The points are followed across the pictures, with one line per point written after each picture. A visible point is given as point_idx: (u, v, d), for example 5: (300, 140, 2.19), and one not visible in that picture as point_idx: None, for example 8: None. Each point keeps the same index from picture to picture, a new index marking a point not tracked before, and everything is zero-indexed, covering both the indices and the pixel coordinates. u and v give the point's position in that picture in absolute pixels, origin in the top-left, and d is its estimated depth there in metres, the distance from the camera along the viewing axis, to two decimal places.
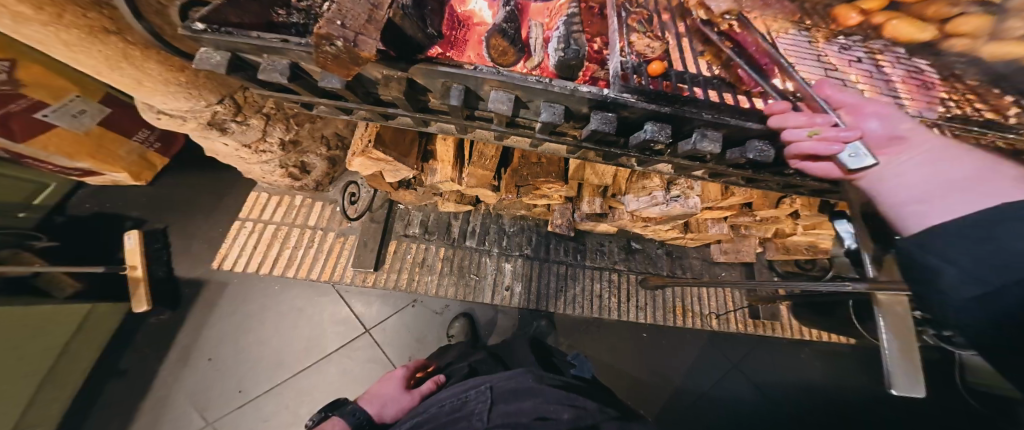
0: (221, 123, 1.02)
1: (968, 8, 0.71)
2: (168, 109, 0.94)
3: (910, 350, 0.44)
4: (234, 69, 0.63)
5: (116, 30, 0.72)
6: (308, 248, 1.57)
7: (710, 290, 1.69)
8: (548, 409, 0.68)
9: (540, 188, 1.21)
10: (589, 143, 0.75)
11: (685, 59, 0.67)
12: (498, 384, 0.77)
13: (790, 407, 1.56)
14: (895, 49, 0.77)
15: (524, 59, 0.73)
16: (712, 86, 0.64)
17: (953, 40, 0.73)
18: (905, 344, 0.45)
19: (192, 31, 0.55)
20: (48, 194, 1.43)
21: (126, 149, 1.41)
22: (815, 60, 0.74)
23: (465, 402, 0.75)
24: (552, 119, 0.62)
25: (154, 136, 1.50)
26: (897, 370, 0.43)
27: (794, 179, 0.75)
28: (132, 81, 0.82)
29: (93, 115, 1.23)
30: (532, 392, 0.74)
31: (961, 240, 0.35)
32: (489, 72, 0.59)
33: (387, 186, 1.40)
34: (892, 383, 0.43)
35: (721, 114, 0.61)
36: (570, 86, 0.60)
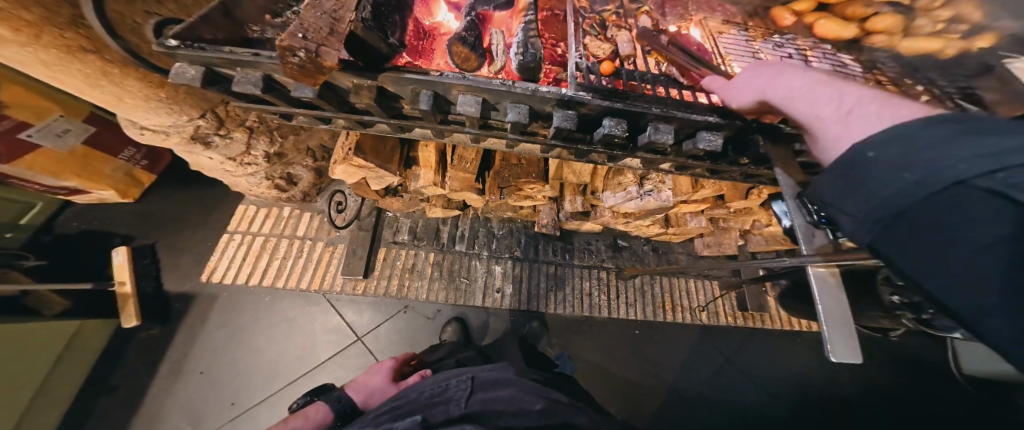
0: (205, 137, 1.04)
1: (880, 9, 0.83)
2: (151, 124, 0.96)
3: (844, 318, 0.47)
4: (210, 83, 0.66)
5: (94, 49, 0.76)
6: (297, 258, 1.58)
7: (697, 283, 1.73)
8: (525, 398, 0.74)
9: (523, 189, 1.24)
10: (558, 141, 0.79)
11: (634, 59, 0.73)
12: (479, 375, 0.82)
13: (786, 402, 1.56)
14: (824, 46, 0.86)
15: (487, 64, 0.75)
16: (661, 83, 0.71)
17: (873, 36, 0.83)
18: (839, 311, 0.48)
19: (166, 47, 0.57)
20: (35, 213, 1.44)
21: (112, 168, 1.42)
22: (750, 56, 0.82)
23: (445, 390, 0.78)
24: (517, 119, 0.65)
25: (141, 154, 1.52)
26: (833, 336, 0.46)
27: (749, 168, 0.81)
28: (113, 98, 0.84)
29: (78, 134, 1.25)
30: (510, 382, 0.80)
31: (842, 187, 0.36)
32: (455, 77, 0.63)
33: (374, 193, 1.41)
34: (831, 350, 0.45)
35: (669, 108, 0.65)
36: (531, 87, 0.63)
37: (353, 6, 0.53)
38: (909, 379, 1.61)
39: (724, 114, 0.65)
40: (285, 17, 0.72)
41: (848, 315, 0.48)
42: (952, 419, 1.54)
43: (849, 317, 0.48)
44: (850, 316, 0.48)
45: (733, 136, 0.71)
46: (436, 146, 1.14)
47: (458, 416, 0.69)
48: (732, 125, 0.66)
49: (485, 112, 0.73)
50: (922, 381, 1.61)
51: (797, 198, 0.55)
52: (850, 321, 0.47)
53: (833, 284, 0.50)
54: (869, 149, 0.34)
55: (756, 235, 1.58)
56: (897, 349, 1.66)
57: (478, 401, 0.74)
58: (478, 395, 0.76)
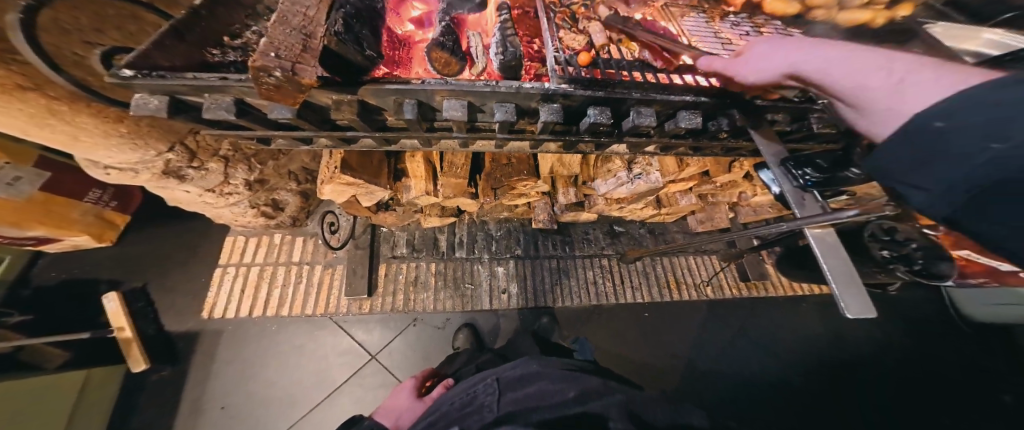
0: (178, 171, 1.00)
1: None
2: (116, 163, 0.91)
3: (851, 275, 0.47)
4: (176, 112, 0.64)
5: (33, 85, 0.69)
6: (297, 284, 1.56)
7: (696, 259, 1.75)
8: (557, 390, 0.75)
9: (516, 188, 1.23)
10: (547, 135, 0.78)
11: (608, 49, 0.73)
12: (503, 375, 0.82)
13: (785, 379, 1.56)
14: (774, 22, 0.92)
15: (468, 66, 0.74)
16: (636, 69, 0.71)
17: (812, 11, 0.89)
18: (845, 269, 0.47)
19: (121, 78, 0.53)
20: (5, 267, 1.41)
21: (80, 212, 1.37)
22: (714, 37, 0.83)
23: (475, 395, 0.79)
24: (505, 117, 0.64)
25: (108, 195, 1.47)
26: (845, 297, 0.45)
27: (729, 141, 0.83)
28: (66, 137, 0.79)
29: (31, 180, 1.17)
30: (539, 375, 0.80)
31: (910, 161, 0.38)
32: (437, 83, 0.61)
33: (366, 210, 1.39)
34: (845, 307, 0.44)
35: (648, 91, 0.66)
36: (515, 84, 0.63)
37: (321, 20, 0.53)
38: (914, 341, 1.63)
39: (699, 93, 0.66)
40: (244, 37, 0.70)
41: (855, 272, 0.47)
42: (949, 377, 1.56)
43: (856, 275, 0.47)
44: (855, 271, 0.47)
45: (710, 113, 0.71)
46: (424, 155, 1.11)
47: (492, 420, 0.70)
48: (706, 102, 0.66)
49: (471, 114, 0.72)
50: (928, 331, 1.65)
51: (781, 166, 0.57)
52: (856, 277, 0.47)
53: (834, 245, 0.50)
54: (935, 118, 0.35)
55: (744, 206, 1.62)
56: (895, 305, 1.69)
57: (509, 402, 0.74)
58: (507, 392, 0.77)
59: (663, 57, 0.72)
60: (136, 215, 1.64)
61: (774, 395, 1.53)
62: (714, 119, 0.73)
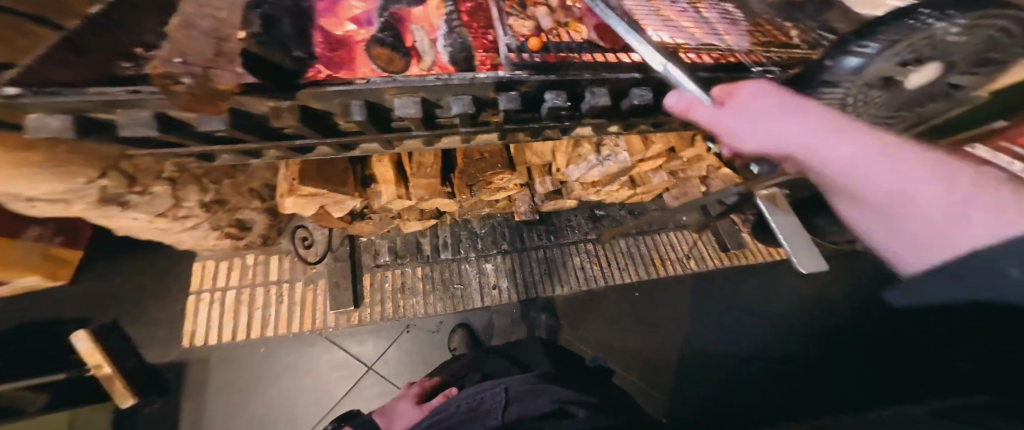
0: (118, 197, 0.90)
1: None
2: (41, 195, 0.78)
3: (798, 234, 0.51)
4: (85, 132, 0.60)
5: None
6: (279, 304, 1.51)
7: (678, 235, 1.77)
8: (568, 408, 0.74)
9: (494, 183, 1.19)
10: (510, 124, 0.77)
11: (557, 32, 0.69)
12: (512, 385, 0.82)
13: (770, 348, 1.60)
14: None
15: (415, 62, 0.68)
16: (586, 50, 0.67)
17: None
18: (794, 229, 0.52)
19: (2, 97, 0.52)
20: None
21: (23, 252, 1.26)
22: (654, 14, 0.82)
23: (481, 402, 0.80)
24: (463, 111, 0.60)
25: (52, 230, 1.35)
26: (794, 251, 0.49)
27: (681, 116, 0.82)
28: None
29: None
30: (546, 393, 0.80)
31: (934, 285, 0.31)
32: (384, 82, 0.57)
33: (339, 222, 1.32)
34: (798, 260, 0.47)
35: (600, 71, 0.65)
36: (468, 76, 0.60)
37: (237, 22, 0.52)
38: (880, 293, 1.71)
39: (645, 68, 0.67)
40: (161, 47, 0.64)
41: (805, 234, 0.52)
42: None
43: (805, 236, 0.52)
44: (803, 232, 0.52)
45: (659, 93, 0.72)
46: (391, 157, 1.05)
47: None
48: (659, 78, 0.67)
49: (429, 111, 0.68)
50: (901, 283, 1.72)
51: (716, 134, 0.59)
52: (805, 237, 0.52)
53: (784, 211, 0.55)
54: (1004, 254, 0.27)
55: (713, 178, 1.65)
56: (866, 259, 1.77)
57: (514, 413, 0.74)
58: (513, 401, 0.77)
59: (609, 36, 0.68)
60: (93, 249, 1.55)
61: (768, 360, 1.58)
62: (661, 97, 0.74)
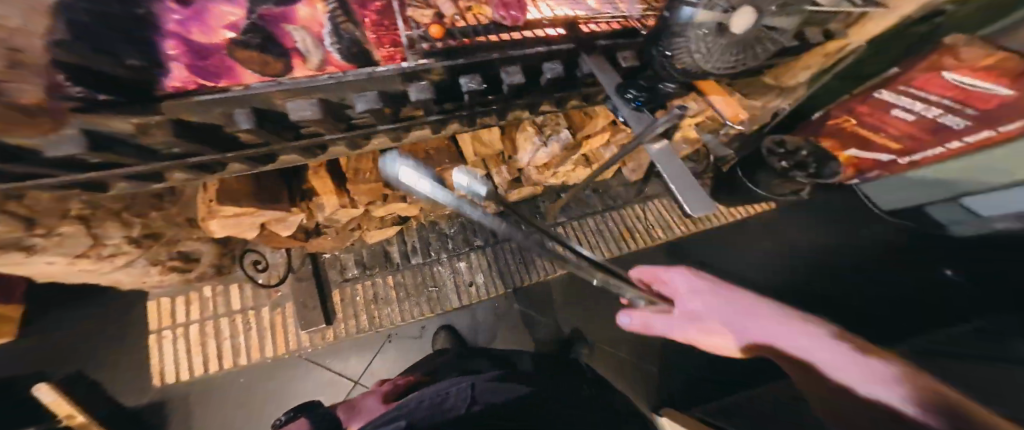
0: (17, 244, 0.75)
1: None
2: None
3: (685, 177, 0.53)
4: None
5: None
6: (248, 331, 1.44)
7: (644, 208, 1.78)
8: (527, 398, 0.83)
9: (444, 178, 1.17)
10: (434, 114, 0.76)
11: (459, 15, 0.65)
12: (479, 381, 0.86)
13: None
14: None
15: (300, 65, 0.56)
16: (491, 32, 0.66)
17: None
18: (679, 171, 0.54)
19: None
20: None
21: None
22: None
23: (446, 396, 0.81)
24: (369, 108, 0.58)
25: None
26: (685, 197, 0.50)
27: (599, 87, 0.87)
28: None
29: None
30: (510, 387, 0.87)
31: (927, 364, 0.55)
32: (266, 86, 0.53)
33: (294, 240, 1.24)
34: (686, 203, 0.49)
35: (507, 50, 0.67)
36: (366, 70, 0.56)
37: (42, 26, 0.39)
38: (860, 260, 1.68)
39: (549, 41, 0.70)
40: None
41: (689, 173, 0.54)
42: (899, 281, 1.62)
43: (690, 176, 0.54)
44: (689, 173, 0.54)
45: (571, 66, 0.78)
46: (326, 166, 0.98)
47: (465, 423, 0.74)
48: (565, 49, 0.71)
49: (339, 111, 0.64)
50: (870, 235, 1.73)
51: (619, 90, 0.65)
52: (691, 178, 0.54)
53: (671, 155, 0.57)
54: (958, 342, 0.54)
55: None
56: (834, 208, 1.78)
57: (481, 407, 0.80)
58: (478, 399, 0.81)
59: (512, 13, 0.67)
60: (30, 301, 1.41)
61: None
62: (575, 68, 0.78)
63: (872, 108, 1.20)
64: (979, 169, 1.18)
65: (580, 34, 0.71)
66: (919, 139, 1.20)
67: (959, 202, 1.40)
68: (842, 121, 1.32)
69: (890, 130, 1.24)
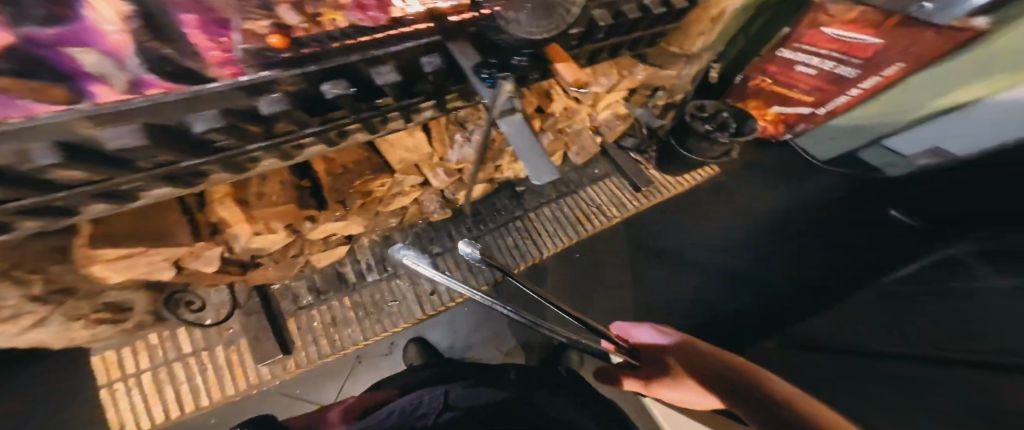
0: None
1: None
2: None
3: (534, 150, 0.58)
4: None
5: None
6: (204, 373, 1.37)
7: (596, 189, 1.74)
8: (492, 398, 1.03)
9: (371, 190, 1.16)
10: (314, 127, 0.72)
11: (309, 24, 0.58)
12: (450, 389, 1.06)
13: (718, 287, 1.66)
14: None
15: (104, 92, 0.44)
16: (350, 37, 0.61)
17: None
18: (528, 144, 0.59)
19: None
20: None
21: None
22: None
23: (420, 404, 1.00)
24: (210, 127, 0.52)
25: None
26: (529, 167, 0.54)
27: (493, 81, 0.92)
28: None
29: None
30: (479, 393, 1.05)
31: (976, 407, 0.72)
32: (63, 114, 0.40)
33: (231, 274, 1.20)
34: (533, 177, 0.54)
35: (368, 53, 0.64)
36: (192, 89, 0.49)
37: None
38: (818, 212, 1.74)
39: (418, 35, 0.69)
40: None
41: (538, 146, 0.59)
42: (855, 243, 1.65)
43: (538, 148, 0.59)
44: (539, 146, 0.59)
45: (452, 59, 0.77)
46: (228, 195, 0.92)
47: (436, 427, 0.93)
48: (436, 42, 0.70)
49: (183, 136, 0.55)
50: (826, 191, 1.79)
51: (475, 72, 0.65)
52: (542, 151, 0.58)
53: (523, 132, 0.61)
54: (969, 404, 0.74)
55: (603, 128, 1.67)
56: (777, 164, 1.85)
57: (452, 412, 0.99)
58: (450, 405, 1.01)
59: (370, 14, 0.63)
60: None
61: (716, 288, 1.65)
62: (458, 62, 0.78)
63: (780, 67, 1.46)
64: (881, 114, 1.41)
65: (447, 24, 0.70)
66: (824, 93, 1.43)
67: (882, 144, 1.63)
68: (762, 82, 1.57)
69: (801, 86, 1.47)
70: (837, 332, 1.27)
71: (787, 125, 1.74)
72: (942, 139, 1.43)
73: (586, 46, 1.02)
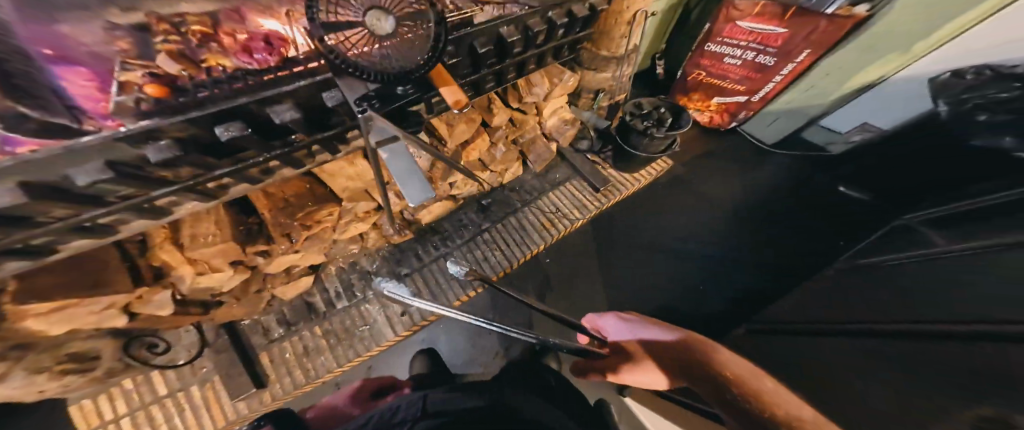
0: None
1: None
2: None
3: (410, 171, 0.62)
4: None
5: None
6: (176, 418, 1.30)
7: (558, 194, 1.73)
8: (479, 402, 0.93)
9: (319, 220, 1.18)
10: (224, 171, 0.75)
11: (194, 72, 0.67)
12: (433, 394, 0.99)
13: (693, 278, 1.69)
14: None
15: None
16: (238, 79, 0.67)
17: None
18: (406, 167, 0.63)
19: None
20: None
21: None
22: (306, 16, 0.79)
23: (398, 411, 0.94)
24: (95, 180, 0.55)
25: None
26: (407, 189, 0.58)
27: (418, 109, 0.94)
28: None
29: None
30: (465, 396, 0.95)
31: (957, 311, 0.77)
32: None
33: (192, 314, 1.20)
34: (408, 198, 0.57)
35: (257, 93, 0.66)
36: (65, 145, 0.49)
37: None
38: (768, 196, 1.93)
39: (313, 73, 0.72)
40: None
41: (415, 167, 0.64)
42: (816, 226, 1.83)
43: (415, 169, 0.63)
44: (415, 166, 0.64)
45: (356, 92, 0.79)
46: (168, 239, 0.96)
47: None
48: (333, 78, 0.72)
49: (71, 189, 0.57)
50: (774, 178, 1.98)
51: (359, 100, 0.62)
52: (418, 171, 0.63)
53: (401, 157, 0.66)
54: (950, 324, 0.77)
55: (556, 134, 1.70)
56: (718, 155, 2.05)
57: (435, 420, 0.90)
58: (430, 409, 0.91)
59: (255, 56, 0.72)
60: None
61: (685, 276, 1.69)
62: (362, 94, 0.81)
63: (711, 61, 1.74)
64: (806, 92, 1.71)
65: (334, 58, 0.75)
66: (753, 80, 1.70)
67: (820, 124, 1.90)
68: (699, 74, 1.84)
69: (731, 76, 1.74)
70: (797, 313, 1.28)
71: (730, 114, 1.96)
72: (868, 115, 1.72)
73: (508, 62, 1.05)
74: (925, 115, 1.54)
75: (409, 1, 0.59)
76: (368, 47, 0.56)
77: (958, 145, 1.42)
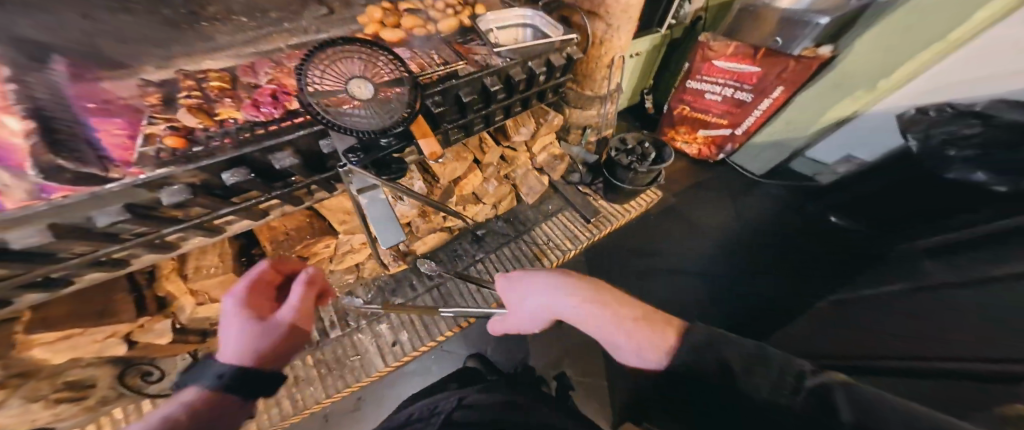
0: None
1: (427, 12, 1.14)
2: None
3: (385, 219, 0.74)
4: None
5: None
6: None
7: (550, 224, 1.75)
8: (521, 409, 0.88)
9: (313, 252, 1.24)
10: (229, 207, 0.81)
11: (209, 125, 0.75)
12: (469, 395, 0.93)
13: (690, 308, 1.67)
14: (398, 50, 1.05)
15: None
16: (243, 131, 0.76)
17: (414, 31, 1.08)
18: (383, 215, 0.75)
19: None
20: None
21: None
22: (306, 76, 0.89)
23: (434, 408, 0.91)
24: (113, 220, 0.62)
25: None
26: (381, 234, 0.71)
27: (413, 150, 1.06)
28: None
29: None
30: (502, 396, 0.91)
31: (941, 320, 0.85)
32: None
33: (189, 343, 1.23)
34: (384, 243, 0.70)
35: (261, 142, 0.75)
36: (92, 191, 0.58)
37: None
38: (765, 225, 1.95)
39: (312, 123, 0.81)
40: None
41: (391, 214, 0.75)
42: (817, 251, 1.83)
43: (391, 216, 0.75)
44: (390, 214, 0.75)
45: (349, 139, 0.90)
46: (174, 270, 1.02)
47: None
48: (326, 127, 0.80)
49: (92, 229, 0.63)
50: (773, 214, 2.00)
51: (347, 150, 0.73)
52: (392, 218, 0.74)
53: (379, 204, 0.77)
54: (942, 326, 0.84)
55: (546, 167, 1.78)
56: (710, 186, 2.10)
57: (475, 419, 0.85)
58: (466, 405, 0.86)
59: (263, 110, 0.80)
60: None
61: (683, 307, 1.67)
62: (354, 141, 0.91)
63: (694, 97, 1.88)
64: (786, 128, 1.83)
65: None
66: (735, 114, 1.83)
67: (806, 155, 2.02)
68: (683, 109, 1.97)
69: (714, 111, 1.88)
70: (803, 343, 1.24)
71: (718, 146, 2.06)
72: (853, 146, 1.82)
73: (494, 107, 1.14)
74: (900, 149, 1.66)
75: (388, 70, 0.73)
76: (348, 106, 0.65)
77: (935, 176, 1.50)
